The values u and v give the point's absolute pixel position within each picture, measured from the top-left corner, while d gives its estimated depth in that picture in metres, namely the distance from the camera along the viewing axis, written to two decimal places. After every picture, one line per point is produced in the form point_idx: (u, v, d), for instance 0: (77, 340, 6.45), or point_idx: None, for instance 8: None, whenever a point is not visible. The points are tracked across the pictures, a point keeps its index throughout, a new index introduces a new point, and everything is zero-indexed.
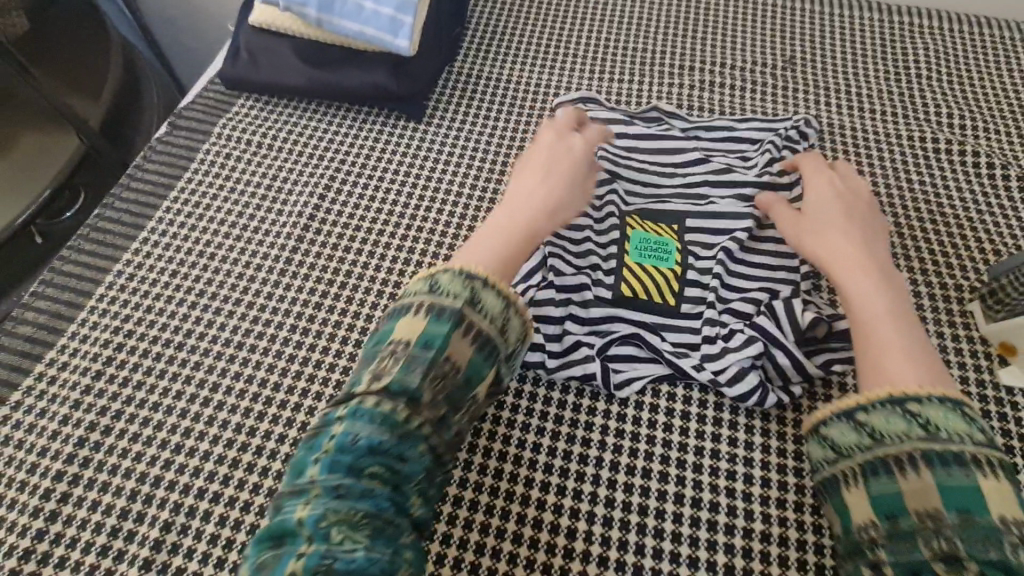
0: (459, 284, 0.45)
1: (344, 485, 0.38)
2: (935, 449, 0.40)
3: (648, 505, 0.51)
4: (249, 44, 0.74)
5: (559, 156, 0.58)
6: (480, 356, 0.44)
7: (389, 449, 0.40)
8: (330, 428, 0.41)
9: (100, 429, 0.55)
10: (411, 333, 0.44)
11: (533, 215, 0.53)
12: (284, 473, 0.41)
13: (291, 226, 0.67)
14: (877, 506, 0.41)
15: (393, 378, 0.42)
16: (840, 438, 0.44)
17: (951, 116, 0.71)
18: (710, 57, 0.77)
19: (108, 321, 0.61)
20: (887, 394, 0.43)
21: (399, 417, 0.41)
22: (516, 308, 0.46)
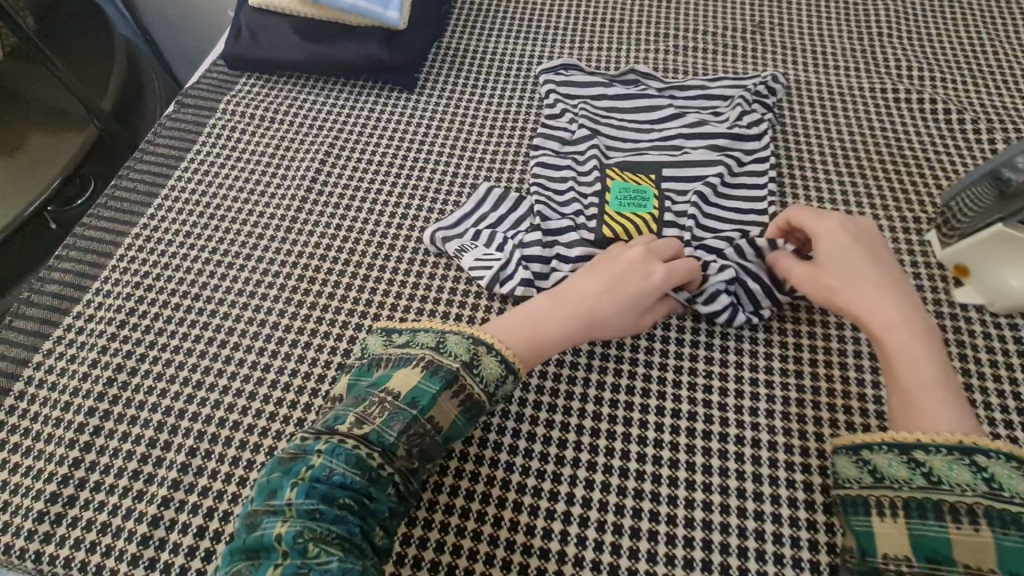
0: (464, 346, 0.46)
1: (318, 510, 0.38)
2: (996, 507, 0.38)
3: (645, 488, 0.48)
4: (248, 21, 0.70)
5: (624, 275, 0.50)
6: (463, 419, 0.44)
7: (364, 487, 0.39)
8: (308, 454, 0.40)
9: (97, 413, 0.51)
10: (403, 385, 0.43)
11: (572, 329, 0.49)
12: (254, 489, 0.40)
13: (272, 180, 0.64)
14: (917, 546, 0.38)
15: (374, 427, 0.41)
16: (886, 466, 0.42)
17: (934, 75, 0.70)
18: (689, 25, 0.77)
19: (119, 292, 0.57)
20: (955, 441, 0.40)
21: (373, 463, 0.40)
22: (515, 375, 0.47)
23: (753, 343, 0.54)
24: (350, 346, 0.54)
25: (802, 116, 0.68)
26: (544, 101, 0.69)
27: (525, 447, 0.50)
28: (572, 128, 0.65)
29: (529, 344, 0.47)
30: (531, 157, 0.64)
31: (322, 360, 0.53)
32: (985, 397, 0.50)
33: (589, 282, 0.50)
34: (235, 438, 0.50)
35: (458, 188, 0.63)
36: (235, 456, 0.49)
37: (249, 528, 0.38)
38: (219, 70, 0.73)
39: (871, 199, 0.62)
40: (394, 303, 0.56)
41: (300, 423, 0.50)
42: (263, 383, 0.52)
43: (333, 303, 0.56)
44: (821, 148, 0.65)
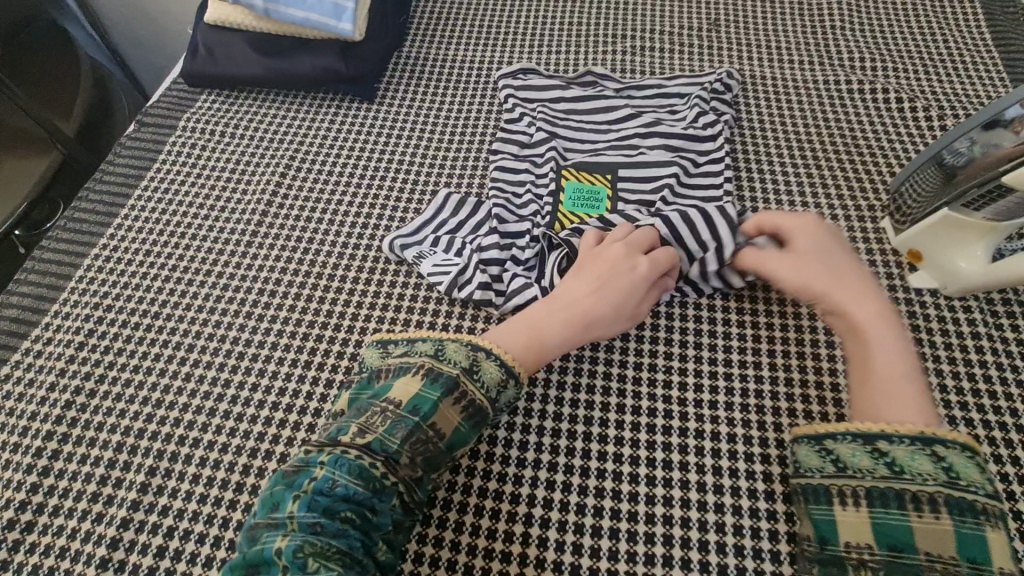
0: (462, 353, 0.46)
1: (320, 524, 0.38)
2: (955, 495, 0.38)
3: (606, 487, 0.48)
4: (205, 38, 0.70)
5: (618, 271, 0.51)
6: (467, 425, 0.44)
7: (366, 499, 0.40)
8: (311, 466, 0.40)
9: (56, 436, 0.51)
10: (403, 394, 0.44)
11: (569, 331, 0.49)
12: (257, 501, 0.41)
13: (233, 195, 0.64)
14: (879, 534, 0.38)
15: (376, 437, 0.42)
16: (849, 456, 0.41)
17: (886, 66, 0.71)
18: (646, 25, 0.77)
19: (78, 313, 0.57)
20: (918, 430, 0.40)
21: (376, 473, 0.40)
22: (517, 378, 0.47)
23: (712, 336, 0.54)
24: (311, 357, 0.54)
25: (759, 111, 0.69)
26: (503, 106, 0.70)
27: (487, 450, 0.50)
28: (530, 132, 0.66)
29: (530, 350, 0.48)
30: (490, 162, 0.64)
31: (284, 373, 0.53)
32: (941, 380, 0.51)
33: (578, 283, 0.51)
34: (195, 455, 0.49)
35: (418, 194, 0.64)
36: (195, 473, 0.48)
37: (251, 540, 0.39)
38: (178, 88, 0.73)
39: (827, 189, 0.62)
40: (355, 312, 0.56)
41: (260, 436, 0.50)
42: (224, 399, 0.52)
43: (295, 314, 0.56)
44: (777, 140, 0.66)
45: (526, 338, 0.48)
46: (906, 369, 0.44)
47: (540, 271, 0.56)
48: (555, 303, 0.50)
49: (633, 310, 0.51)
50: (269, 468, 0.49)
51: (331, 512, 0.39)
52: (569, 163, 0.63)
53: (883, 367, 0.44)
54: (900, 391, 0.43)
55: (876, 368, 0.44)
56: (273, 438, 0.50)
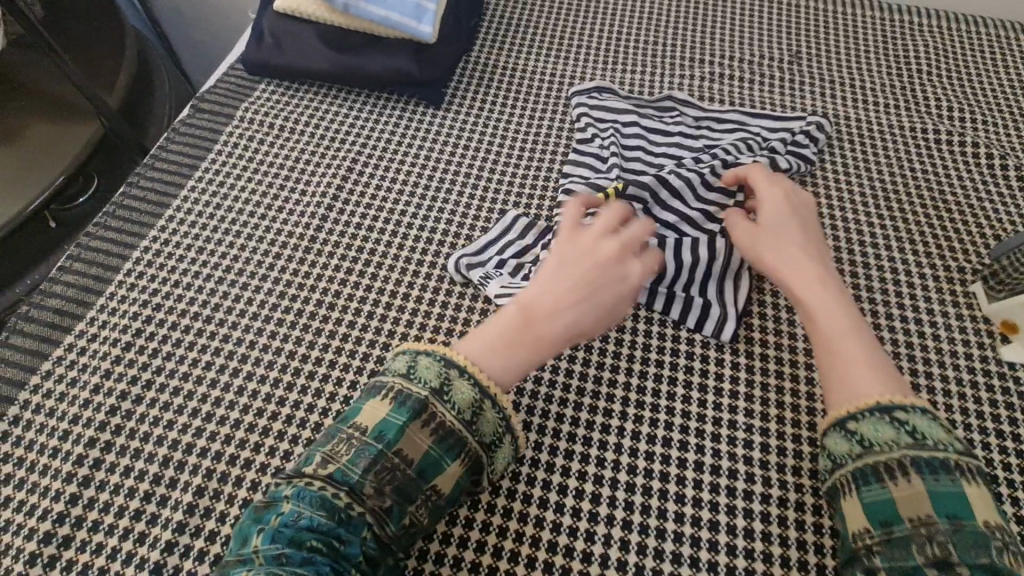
0: (434, 372, 0.43)
1: (284, 553, 0.36)
2: (923, 455, 0.39)
3: (682, 552, 0.45)
4: (272, 26, 0.67)
5: (608, 278, 0.47)
6: (437, 449, 0.41)
7: (331, 530, 0.37)
8: (277, 500, 0.38)
9: (98, 445, 0.48)
10: (369, 418, 0.41)
11: (541, 339, 0.46)
12: (231, 539, 0.39)
13: (292, 195, 0.61)
14: (870, 514, 0.39)
15: (340, 466, 0.40)
16: (830, 446, 0.43)
17: (976, 118, 0.68)
18: (727, 51, 0.74)
19: (126, 311, 0.54)
20: (874, 402, 0.42)
21: (340, 504, 0.38)
22: (490, 397, 0.43)
23: (794, 395, 0.52)
24: (370, 379, 0.51)
25: (842, 154, 0.66)
26: (574, 124, 0.67)
27: (556, 500, 0.48)
28: (604, 155, 0.63)
29: (519, 335, 0.46)
30: (561, 184, 0.61)
31: (341, 394, 0.50)
32: None
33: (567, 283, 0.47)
34: (246, 478, 0.46)
35: (484, 212, 0.61)
36: (246, 498, 0.46)
37: None
38: (238, 76, 0.70)
39: (914, 245, 0.60)
40: (416, 335, 0.53)
41: None
42: (279, 417, 0.49)
43: (352, 331, 0.53)
44: (860, 187, 0.63)
45: (489, 342, 0.45)
46: (855, 332, 0.46)
47: None
48: (533, 305, 0.47)
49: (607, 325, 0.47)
50: None
51: (296, 541, 0.36)
52: (630, 190, 0.59)
53: (838, 334, 0.46)
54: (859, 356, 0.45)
55: (833, 337, 0.46)
56: None
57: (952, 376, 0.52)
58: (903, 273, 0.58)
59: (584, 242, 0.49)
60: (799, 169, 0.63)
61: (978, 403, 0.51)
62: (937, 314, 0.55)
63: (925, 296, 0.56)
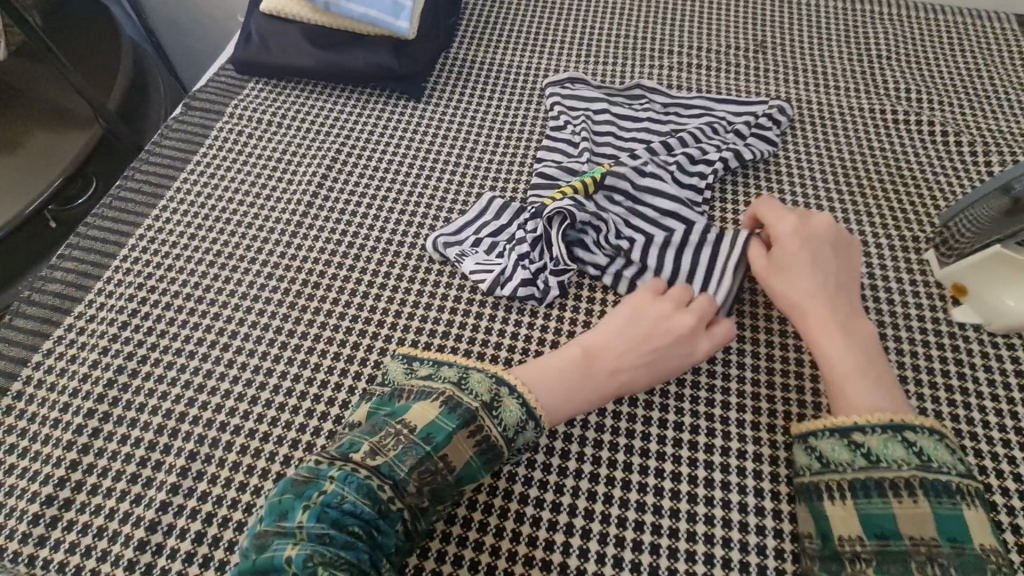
0: (485, 386, 0.46)
1: (328, 535, 0.38)
2: (928, 478, 0.40)
3: (646, 502, 0.48)
4: (259, 27, 0.70)
5: (666, 346, 0.51)
6: (478, 459, 0.43)
7: (371, 518, 0.39)
8: (321, 479, 0.40)
9: (96, 416, 0.51)
10: (420, 419, 0.43)
11: (598, 391, 0.49)
12: (265, 508, 0.40)
13: (279, 184, 0.65)
14: (867, 525, 0.40)
15: (386, 460, 0.41)
16: (830, 452, 0.44)
17: (932, 100, 0.71)
18: (695, 43, 0.78)
19: (122, 292, 0.57)
20: (887, 419, 0.43)
21: (383, 496, 0.40)
22: (535, 424, 0.46)
23: (755, 357, 0.54)
24: (354, 351, 0.54)
25: (804, 136, 0.69)
26: (548, 113, 0.70)
27: (528, 457, 0.50)
28: (575, 141, 0.66)
29: (564, 404, 0.48)
30: (535, 168, 0.65)
31: (326, 366, 0.53)
32: (982, 416, 0.51)
33: (632, 338, 0.51)
34: (237, 442, 0.49)
35: (462, 196, 0.64)
36: (235, 460, 0.48)
37: (259, 549, 0.38)
38: (227, 75, 0.73)
39: (871, 218, 0.63)
40: (397, 309, 0.56)
41: (302, 428, 0.50)
42: (267, 388, 0.52)
43: (336, 308, 0.56)
44: (821, 165, 0.67)
45: (558, 376, 0.49)
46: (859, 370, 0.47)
47: (558, 271, 0.56)
48: (602, 355, 0.50)
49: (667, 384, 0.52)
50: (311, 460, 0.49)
51: (339, 524, 0.38)
52: (607, 180, 0.61)
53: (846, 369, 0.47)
54: (868, 389, 0.46)
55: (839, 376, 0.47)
56: (316, 430, 0.50)
57: (904, 335, 0.55)
58: (859, 243, 0.61)
59: (658, 309, 0.52)
60: (761, 153, 0.66)
61: (929, 360, 0.54)
62: (891, 280, 0.58)
63: (881, 265, 0.59)
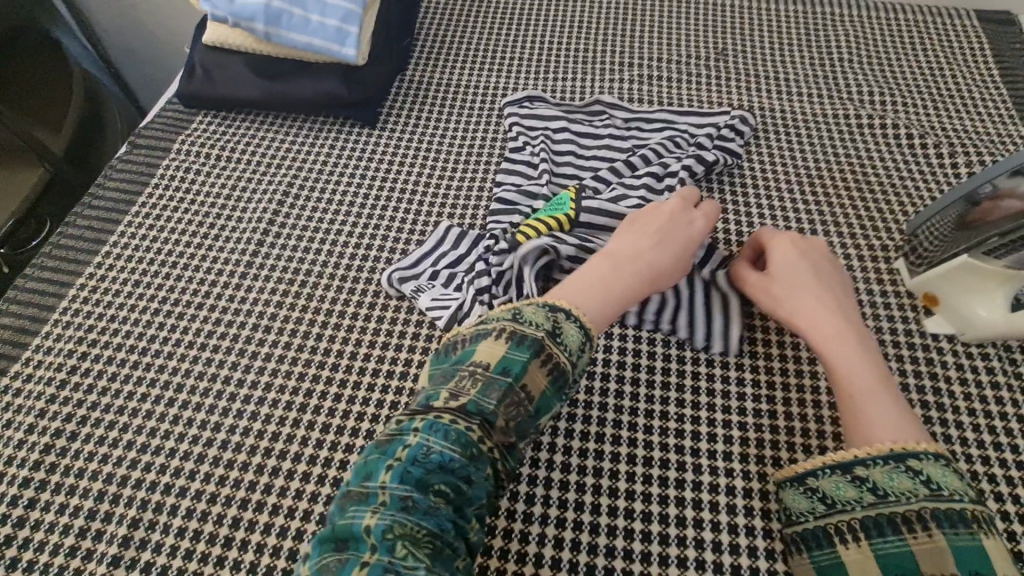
0: (543, 315, 0.43)
1: (411, 498, 0.35)
2: (940, 508, 0.36)
3: (616, 545, 0.45)
4: (202, 59, 0.68)
5: (676, 232, 0.52)
6: (553, 388, 0.42)
7: (460, 469, 0.37)
8: (405, 433, 0.38)
9: (33, 485, 0.48)
10: (490, 356, 0.41)
11: (632, 287, 0.48)
12: (349, 471, 0.38)
13: (228, 223, 0.62)
14: (886, 568, 0.36)
15: (469, 398, 0.39)
16: (833, 490, 0.40)
17: (895, 102, 0.70)
18: (655, 53, 0.76)
19: (62, 348, 0.54)
20: (887, 449, 0.39)
21: (474, 438, 0.38)
22: (591, 344, 0.45)
23: (725, 383, 0.52)
24: (308, 398, 0.51)
25: (768, 145, 0.67)
26: (507, 134, 0.68)
27: None
28: (534, 162, 0.64)
29: (603, 306, 0.46)
30: (494, 193, 0.63)
31: (278, 416, 0.51)
32: (960, 432, 0.49)
33: (646, 233, 0.51)
34: (182, 505, 0.47)
35: (419, 226, 0.62)
36: (181, 526, 0.46)
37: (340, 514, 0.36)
38: (173, 109, 0.71)
39: (838, 228, 0.61)
40: (352, 350, 0.54)
41: (252, 486, 0.47)
42: (215, 443, 0.49)
43: (289, 353, 0.54)
44: (786, 175, 0.65)
45: (598, 286, 0.47)
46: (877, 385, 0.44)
47: None
48: (621, 257, 0.50)
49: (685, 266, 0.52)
50: (261, 521, 0.46)
51: (425, 484, 0.36)
52: (582, 218, 0.57)
53: (863, 383, 0.44)
54: (890, 408, 0.42)
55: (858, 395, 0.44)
56: (266, 488, 0.47)
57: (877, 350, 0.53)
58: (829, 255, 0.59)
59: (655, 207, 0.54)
60: (726, 163, 0.64)
61: (904, 376, 0.52)
62: (862, 293, 0.57)
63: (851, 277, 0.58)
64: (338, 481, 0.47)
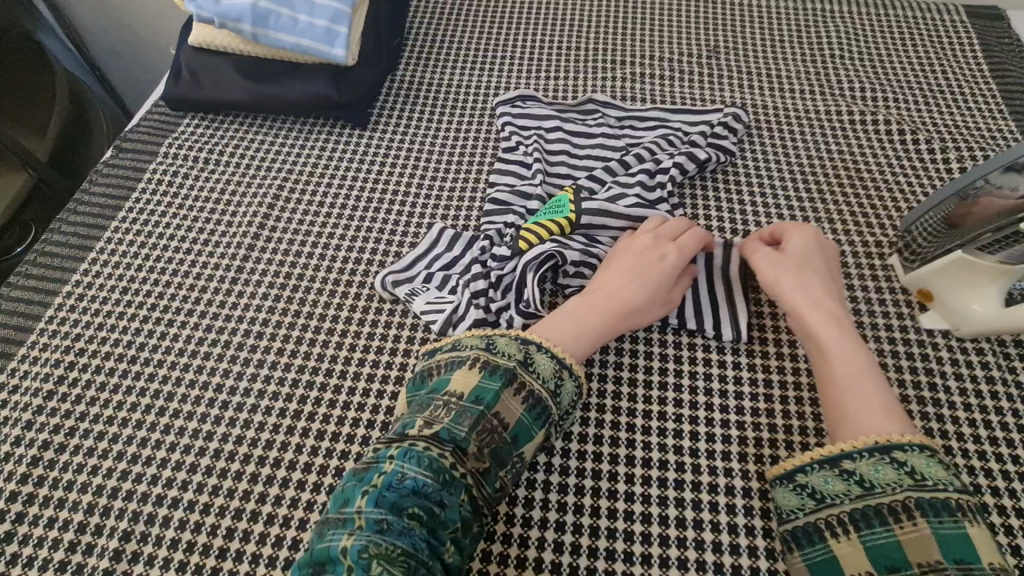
0: (515, 346, 0.44)
1: (386, 520, 0.35)
2: (925, 497, 0.37)
3: (616, 548, 0.45)
4: (188, 61, 0.67)
5: (650, 261, 0.51)
6: (529, 416, 0.42)
7: (434, 493, 0.37)
8: (380, 460, 0.38)
9: (22, 499, 0.47)
10: (463, 385, 0.42)
11: (610, 321, 0.49)
12: (329, 498, 0.39)
13: (217, 227, 0.61)
14: (876, 558, 0.37)
15: (443, 426, 0.40)
16: (822, 485, 0.40)
17: (886, 97, 0.70)
18: (647, 51, 0.76)
19: (48, 358, 0.53)
20: (873, 441, 0.40)
21: (446, 463, 0.38)
22: (570, 372, 0.45)
23: (722, 381, 0.52)
24: (302, 405, 0.51)
25: (761, 143, 0.67)
26: (500, 134, 0.67)
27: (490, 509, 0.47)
28: (527, 162, 0.63)
29: (580, 341, 0.47)
30: (487, 194, 0.62)
31: (272, 424, 0.50)
32: (957, 427, 0.49)
33: (620, 266, 0.52)
34: (174, 516, 0.46)
35: (412, 228, 0.61)
36: (174, 538, 0.45)
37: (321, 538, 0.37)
38: (159, 113, 0.70)
39: (833, 224, 0.61)
40: (346, 356, 0.53)
41: (246, 496, 0.47)
42: (207, 453, 0.49)
43: (282, 359, 0.53)
44: (780, 172, 0.65)
45: (572, 323, 0.48)
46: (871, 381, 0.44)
47: (529, 314, 0.52)
48: (599, 289, 0.50)
49: (666, 296, 0.51)
50: (256, 531, 0.45)
51: (399, 508, 0.36)
52: (583, 221, 0.56)
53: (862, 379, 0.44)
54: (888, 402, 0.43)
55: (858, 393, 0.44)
56: (261, 497, 0.47)
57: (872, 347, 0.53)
58: None
59: (631, 239, 0.54)
60: (718, 161, 0.64)
61: (899, 372, 0.52)
62: (857, 290, 0.57)
63: (845, 273, 0.58)
64: (334, 489, 0.47)
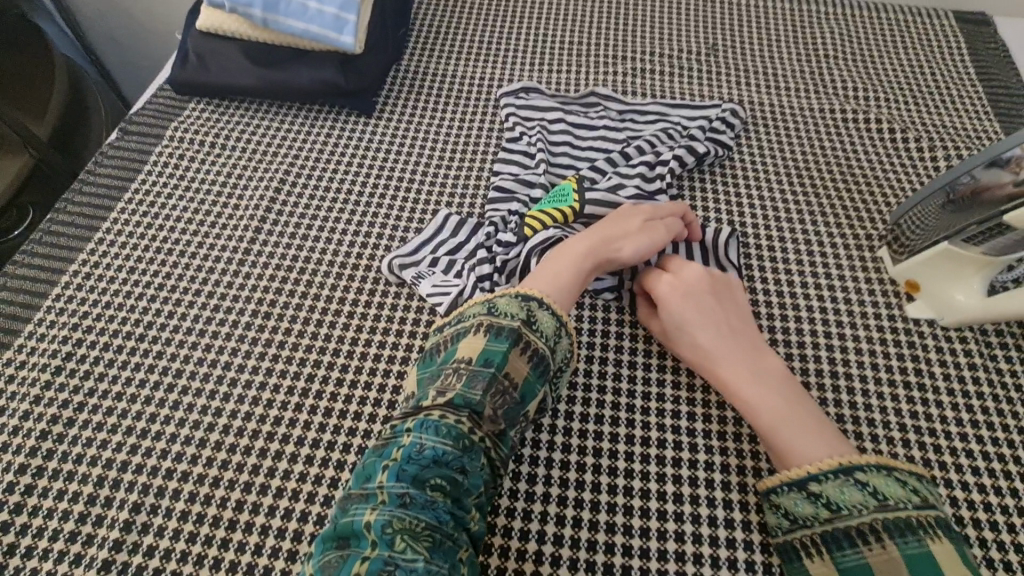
0: (516, 305, 0.45)
1: (409, 494, 0.36)
2: (890, 518, 0.38)
3: (615, 522, 0.46)
4: (194, 45, 0.67)
5: (623, 223, 0.54)
6: (536, 374, 0.43)
7: (455, 460, 0.38)
8: (398, 436, 0.40)
9: (31, 471, 0.47)
10: (472, 350, 0.43)
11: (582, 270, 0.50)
12: (350, 476, 0.40)
13: (223, 210, 0.62)
14: None
15: (456, 393, 0.41)
16: (794, 506, 0.41)
17: (878, 97, 0.73)
18: (648, 47, 0.78)
19: (55, 334, 0.54)
20: (835, 462, 0.41)
21: (463, 429, 0.39)
22: (567, 330, 0.47)
23: None
24: (309, 384, 0.52)
25: (758, 137, 0.69)
26: (504, 124, 0.69)
27: None
28: (531, 151, 0.64)
29: (551, 287, 0.49)
30: (491, 182, 0.63)
31: (280, 401, 0.51)
32: (940, 411, 0.52)
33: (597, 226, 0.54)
34: (184, 489, 0.47)
35: (417, 214, 0.62)
36: (183, 510, 0.46)
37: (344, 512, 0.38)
38: (164, 96, 0.70)
39: (825, 218, 0.63)
40: (353, 337, 0.54)
41: (256, 470, 0.48)
42: (216, 427, 0.50)
43: (290, 339, 0.54)
44: (775, 166, 0.67)
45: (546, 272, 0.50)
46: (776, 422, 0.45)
47: None
48: (576, 239, 0.52)
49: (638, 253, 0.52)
50: (266, 503, 0.46)
51: (420, 481, 0.37)
52: (586, 210, 0.58)
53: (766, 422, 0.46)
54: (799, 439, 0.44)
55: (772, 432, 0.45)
56: (271, 470, 0.48)
57: (861, 335, 0.56)
58: (817, 245, 0.61)
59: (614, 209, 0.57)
60: (716, 155, 0.66)
61: (887, 359, 0.54)
62: (847, 280, 0.59)
63: (837, 264, 0.60)
64: (343, 464, 0.48)
